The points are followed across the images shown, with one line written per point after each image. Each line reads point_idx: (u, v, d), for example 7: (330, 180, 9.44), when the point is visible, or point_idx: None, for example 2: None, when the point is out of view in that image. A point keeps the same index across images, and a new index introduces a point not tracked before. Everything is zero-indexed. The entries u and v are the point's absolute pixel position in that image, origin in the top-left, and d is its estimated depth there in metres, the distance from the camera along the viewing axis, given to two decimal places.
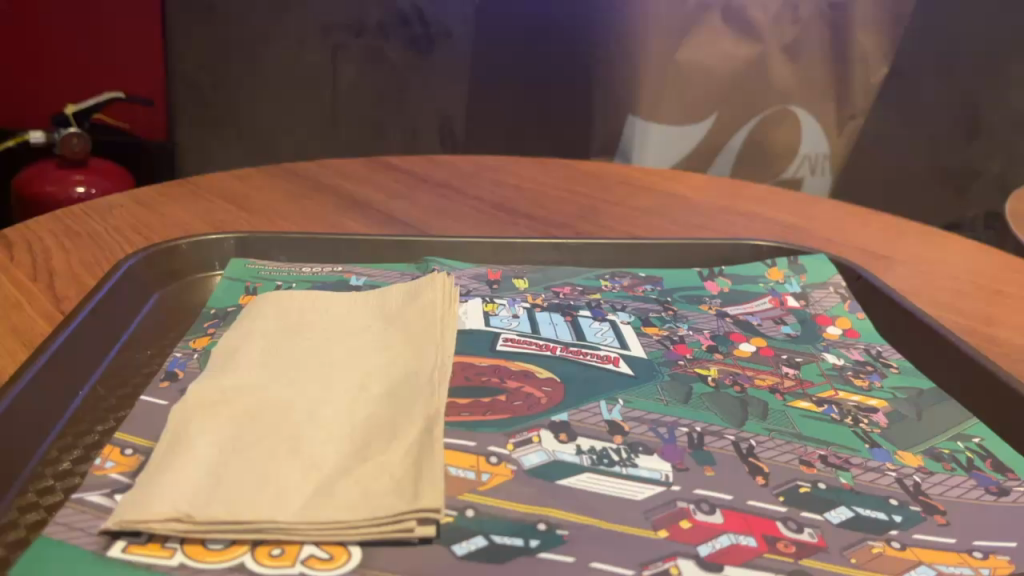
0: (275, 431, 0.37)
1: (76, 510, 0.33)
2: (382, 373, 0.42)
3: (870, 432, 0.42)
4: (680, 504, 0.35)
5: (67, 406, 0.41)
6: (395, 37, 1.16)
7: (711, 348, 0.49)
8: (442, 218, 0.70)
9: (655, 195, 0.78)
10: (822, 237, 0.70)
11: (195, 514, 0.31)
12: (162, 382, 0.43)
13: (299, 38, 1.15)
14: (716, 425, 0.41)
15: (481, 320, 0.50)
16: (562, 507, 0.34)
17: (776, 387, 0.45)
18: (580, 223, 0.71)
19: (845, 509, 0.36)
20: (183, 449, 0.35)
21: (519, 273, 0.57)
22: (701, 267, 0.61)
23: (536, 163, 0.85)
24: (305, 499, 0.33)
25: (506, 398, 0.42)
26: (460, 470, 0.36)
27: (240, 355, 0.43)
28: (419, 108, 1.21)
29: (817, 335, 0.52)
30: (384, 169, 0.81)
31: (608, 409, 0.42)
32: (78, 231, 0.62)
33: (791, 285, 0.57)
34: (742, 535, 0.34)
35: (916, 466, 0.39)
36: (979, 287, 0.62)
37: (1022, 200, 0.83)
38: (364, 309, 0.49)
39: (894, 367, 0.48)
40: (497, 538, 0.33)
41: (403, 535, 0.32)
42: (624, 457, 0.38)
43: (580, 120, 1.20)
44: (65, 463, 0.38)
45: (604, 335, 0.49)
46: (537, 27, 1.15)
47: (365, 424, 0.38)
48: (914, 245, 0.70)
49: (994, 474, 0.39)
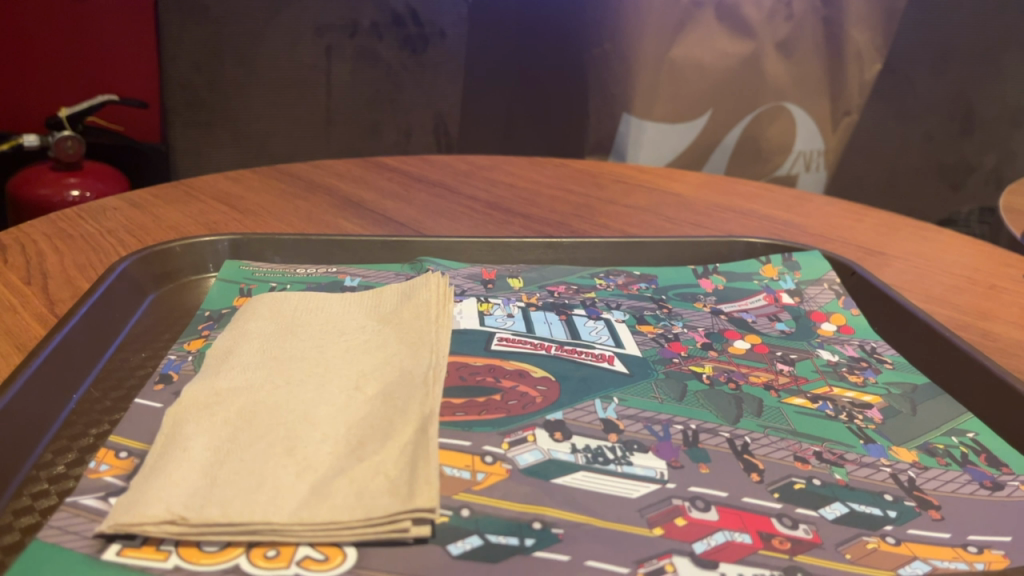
0: (270, 431, 0.37)
1: (70, 513, 0.33)
2: (377, 373, 0.42)
3: (864, 428, 0.42)
4: (675, 501, 0.35)
5: (61, 410, 0.41)
6: (389, 36, 1.19)
7: (706, 346, 0.49)
8: (436, 217, 0.70)
9: (648, 192, 0.78)
10: (816, 233, 0.70)
11: (189, 516, 0.31)
12: (156, 385, 0.43)
13: (293, 39, 1.13)
14: (710, 422, 0.41)
15: (476, 319, 0.50)
16: (558, 506, 0.34)
17: (771, 384, 0.45)
18: (574, 221, 0.71)
19: (839, 505, 0.36)
20: (178, 451, 0.35)
21: (514, 272, 0.57)
22: (696, 265, 0.61)
23: (529, 162, 0.85)
24: (300, 499, 0.33)
25: (500, 398, 0.42)
26: (455, 469, 0.36)
27: (235, 357, 0.43)
28: (414, 107, 1.26)
29: (811, 331, 0.52)
30: (377, 168, 0.81)
31: (603, 407, 0.42)
32: (71, 233, 0.62)
33: (785, 282, 0.57)
34: (737, 532, 0.34)
35: (911, 461, 0.39)
36: (973, 282, 0.62)
37: (1014, 194, 0.83)
38: (358, 309, 0.49)
39: (888, 362, 0.49)
40: (492, 537, 0.33)
41: (398, 535, 0.32)
42: (619, 456, 0.38)
43: (571, 117, 1.25)
44: (58, 467, 0.38)
45: (599, 334, 0.49)
46: (526, 27, 1.23)
47: (360, 424, 0.38)
48: (907, 240, 0.70)
49: (989, 469, 0.39)
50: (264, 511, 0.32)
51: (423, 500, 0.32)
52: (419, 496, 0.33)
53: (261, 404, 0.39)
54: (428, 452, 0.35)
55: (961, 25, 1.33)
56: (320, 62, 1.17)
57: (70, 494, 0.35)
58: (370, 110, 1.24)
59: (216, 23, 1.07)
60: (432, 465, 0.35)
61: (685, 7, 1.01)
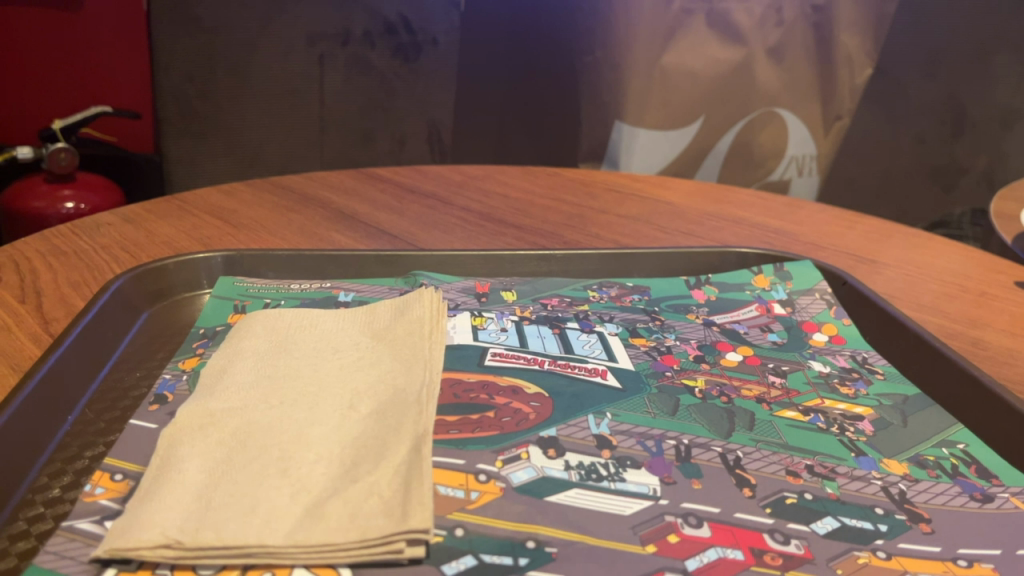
0: (264, 452, 0.37)
1: (66, 538, 0.33)
2: (371, 391, 0.42)
3: (856, 441, 0.42)
4: (668, 518, 0.35)
5: (56, 432, 0.41)
6: (382, 44, 1.20)
7: (698, 358, 0.50)
8: (430, 229, 0.70)
9: (641, 201, 0.79)
10: (809, 241, 0.71)
11: (185, 540, 0.32)
12: (151, 405, 0.43)
13: (286, 48, 1.13)
14: (702, 437, 0.41)
15: (469, 334, 0.50)
16: (551, 524, 0.35)
17: (763, 397, 0.46)
18: (567, 231, 0.71)
19: (831, 519, 0.36)
20: (172, 474, 0.36)
21: (507, 285, 0.57)
22: (688, 276, 0.61)
23: (522, 171, 0.85)
24: (295, 521, 0.33)
25: (495, 415, 0.42)
26: (449, 488, 0.36)
27: (228, 377, 0.43)
28: (407, 114, 1.26)
29: (803, 342, 0.52)
30: (371, 180, 0.81)
31: (597, 423, 0.42)
32: (65, 250, 0.62)
33: (777, 292, 0.58)
34: (729, 548, 0.34)
35: (902, 473, 0.40)
36: (965, 290, 0.63)
37: (1006, 199, 0.83)
38: (351, 326, 0.49)
39: (879, 373, 0.49)
40: (486, 556, 0.33)
41: (392, 556, 0.32)
42: (612, 472, 0.38)
43: (563, 124, 1.25)
44: (54, 490, 0.38)
45: (592, 348, 0.50)
46: (518, 34, 1.24)
47: (354, 444, 0.38)
48: (899, 248, 0.70)
49: (979, 480, 0.39)
50: (259, 535, 0.32)
51: (417, 521, 0.33)
52: (413, 518, 0.33)
53: (253, 426, 0.39)
54: (422, 472, 0.36)
55: (951, 27, 1.33)
56: (313, 71, 1.17)
57: (66, 517, 0.35)
58: (364, 118, 1.24)
59: (208, 33, 1.06)
60: (425, 486, 0.35)
61: (675, 14, 1.02)
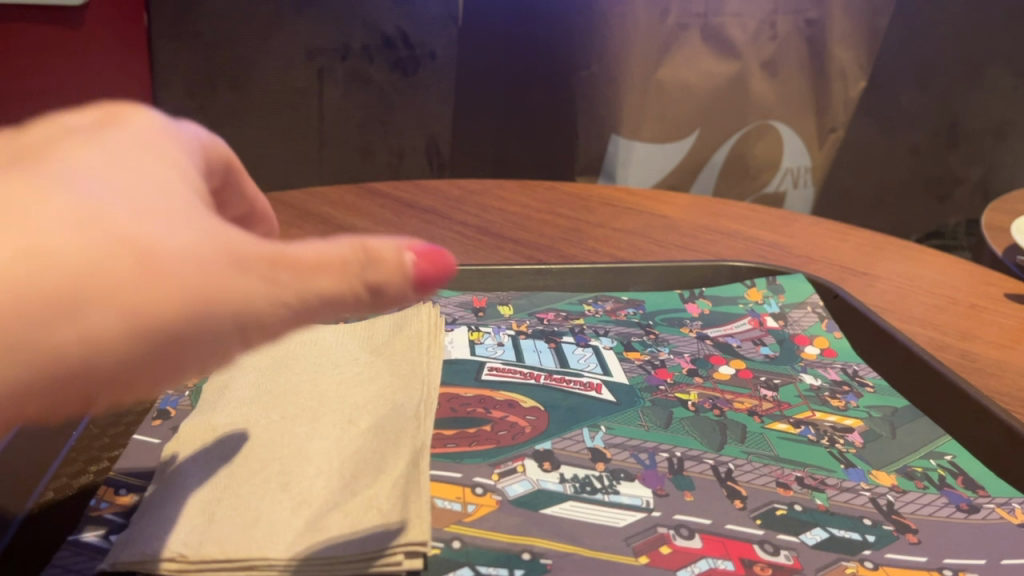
0: (265, 467, 0.38)
1: (72, 552, 0.34)
2: (370, 405, 0.43)
3: (846, 453, 0.43)
4: (660, 529, 0.36)
5: (61, 448, 0.42)
6: (380, 58, 1.21)
7: (692, 372, 0.50)
8: (427, 244, 0.71)
9: (636, 214, 0.80)
10: (802, 254, 0.72)
11: (188, 555, 0.32)
12: (154, 420, 0.43)
13: (286, 62, 1.15)
14: (695, 450, 0.42)
15: (466, 348, 0.51)
16: (546, 536, 0.35)
17: (754, 409, 0.47)
18: (563, 245, 0.72)
19: (820, 530, 0.37)
20: (176, 488, 0.36)
21: (504, 299, 0.58)
22: (682, 289, 0.62)
23: (519, 185, 0.86)
24: (295, 536, 0.34)
25: (491, 428, 0.43)
26: (446, 501, 0.37)
27: (231, 393, 0.44)
28: (406, 128, 1.28)
29: (795, 355, 0.53)
30: (369, 194, 0.82)
31: (591, 436, 0.43)
32: None
33: (769, 306, 0.59)
34: (720, 559, 0.35)
35: (890, 485, 0.41)
36: (955, 302, 0.64)
37: (996, 211, 0.84)
38: (352, 342, 0.50)
39: (869, 386, 0.50)
40: (482, 568, 0.33)
41: (391, 568, 0.32)
42: (606, 484, 0.39)
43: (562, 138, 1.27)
44: (60, 505, 0.38)
45: (587, 362, 0.51)
46: (515, 51, 1.26)
47: (354, 458, 0.39)
48: (891, 260, 0.71)
49: (965, 492, 0.40)
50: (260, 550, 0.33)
51: (416, 532, 0.33)
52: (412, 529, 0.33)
53: (255, 441, 0.40)
54: (420, 482, 0.36)
55: (944, 40, 1.35)
56: (313, 86, 1.18)
57: (72, 532, 0.36)
58: (363, 132, 1.25)
59: (208, 48, 1.08)
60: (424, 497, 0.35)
61: (670, 27, 1.03)
